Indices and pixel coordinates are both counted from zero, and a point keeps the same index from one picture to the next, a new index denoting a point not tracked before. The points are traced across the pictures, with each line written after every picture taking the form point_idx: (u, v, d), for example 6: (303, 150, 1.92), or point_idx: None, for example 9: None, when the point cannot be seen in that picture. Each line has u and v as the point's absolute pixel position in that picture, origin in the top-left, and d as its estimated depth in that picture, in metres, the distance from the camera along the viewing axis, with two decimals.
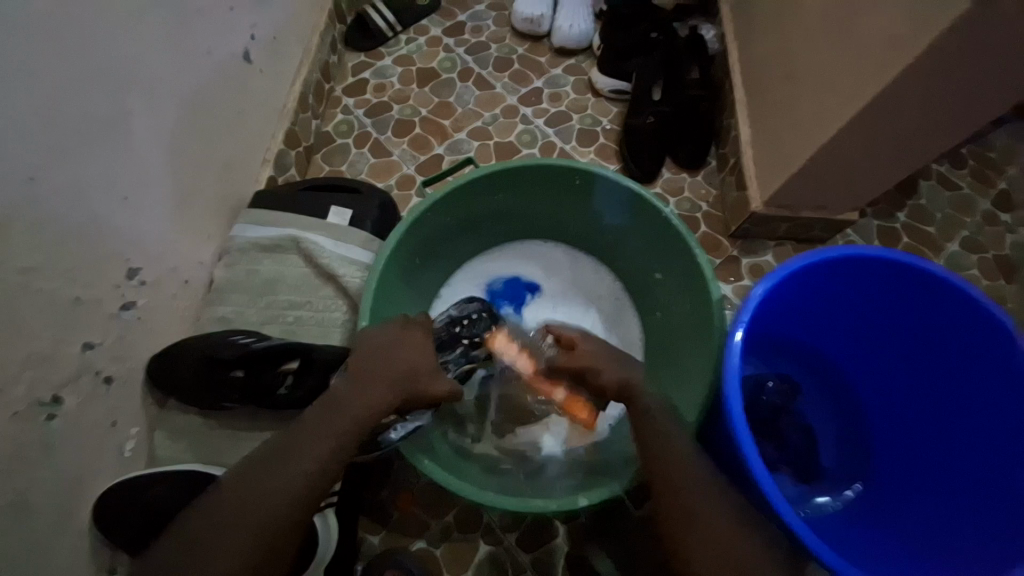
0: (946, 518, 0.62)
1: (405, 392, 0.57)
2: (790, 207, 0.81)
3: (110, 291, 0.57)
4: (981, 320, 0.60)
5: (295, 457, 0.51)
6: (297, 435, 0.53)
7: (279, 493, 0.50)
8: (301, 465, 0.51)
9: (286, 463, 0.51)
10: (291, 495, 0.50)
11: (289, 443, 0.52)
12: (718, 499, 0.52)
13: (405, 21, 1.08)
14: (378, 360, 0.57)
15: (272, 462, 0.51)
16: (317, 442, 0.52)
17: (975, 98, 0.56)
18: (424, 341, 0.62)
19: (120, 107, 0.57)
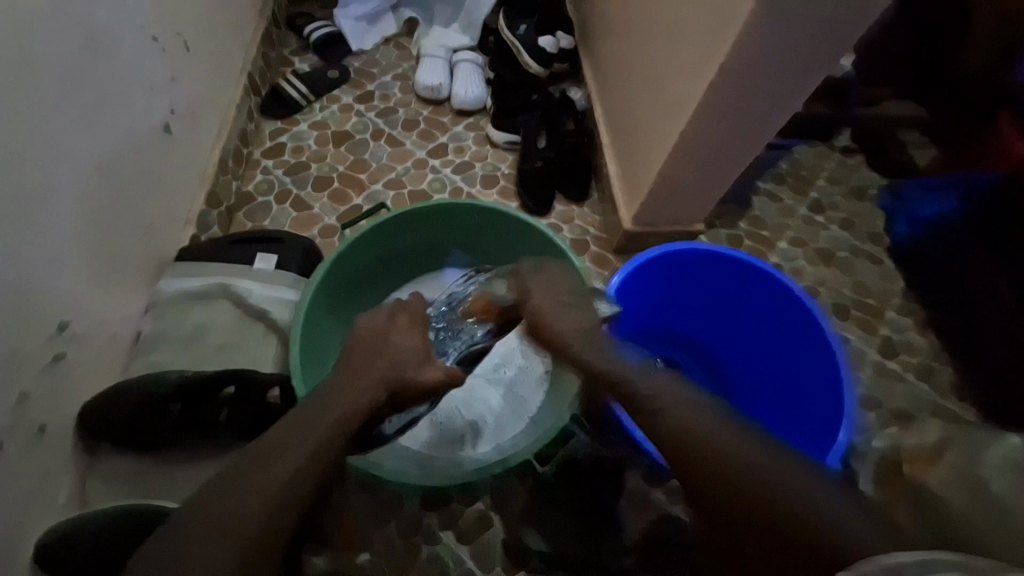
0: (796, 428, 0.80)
1: (380, 389, 0.63)
2: (653, 224, 1.06)
3: (43, 345, 0.64)
4: (772, 280, 0.80)
5: (294, 443, 0.55)
6: (290, 429, 0.57)
7: (284, 473, 0.53)
8: (303, 448, 0.55)
9: (289, 445, 0.55)
10: (291, 478, 0.53)
11: (283, 434, 0.56)
12: (699, 408, 0.55)
13: (318, 91, 1.22)
14: (362, 358, 0.64)
15: (270, 453, 0.55)
16: (313, 430, 0.57)
17: (765, 103, 0.76)
18: (374, 345, 0.68)
19: (51, 178, 0.65)
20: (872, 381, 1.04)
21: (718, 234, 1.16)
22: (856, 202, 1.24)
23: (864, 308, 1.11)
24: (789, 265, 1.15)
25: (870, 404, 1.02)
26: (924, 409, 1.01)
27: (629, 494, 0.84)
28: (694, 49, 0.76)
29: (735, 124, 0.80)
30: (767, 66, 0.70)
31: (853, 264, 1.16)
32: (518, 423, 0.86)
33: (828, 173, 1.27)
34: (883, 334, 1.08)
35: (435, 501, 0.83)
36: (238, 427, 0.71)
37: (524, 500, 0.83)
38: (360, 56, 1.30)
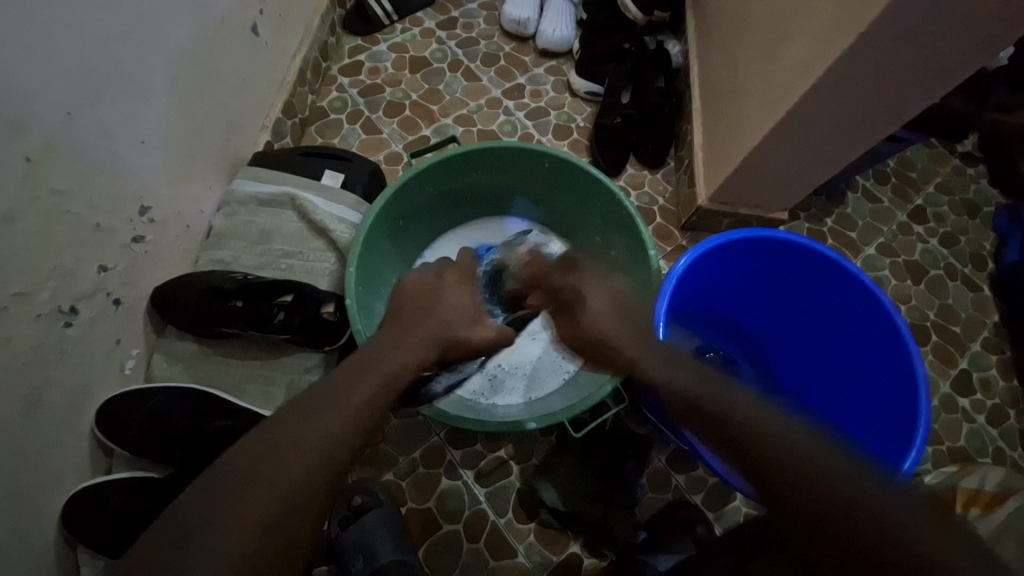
0: (859, 419, 0.77)
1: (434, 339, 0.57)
2: (730, 204, 0.98)
3: (125, 223, 0.67)
4: (838, 269, 0.75)
5: (301, 444, 0.45)
6: (335, 385, 0.50)
7: (322, 439, 0.46)
8: (345, 407, 0.48)
9: (296, 445, 0.45)
10: (303, 487, 0.44)
11: (284, 431, 0.46)
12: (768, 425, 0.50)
13: (402, 10, 1.17)
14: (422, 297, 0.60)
15: (312, 411, 0.48)
16: (355, 390, 0.50)
17: (900, 85, 0.67)
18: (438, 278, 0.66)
19: (145, 62, 0.66)
20: (936, 413, 0.95)
21: (800, 227, 1.07)
22: (964, 217, 1.10)
23: (945, 334, 1.01)
24: (871, 272, 1.05)
25: (928, 437, 0.93)
26: (985, 453, 0.93)
27: (651, 471, 0.85)
28: (829, 12, 0.66)
29: (856, 106, 0.71)
30: (916, 41, 0.60)
31: (945, 284, 1.05)
32: (556, 379, 0.87)
33: (939, 180, 1.13)
34: (960, 367, 0.99)
35: (462, 440, 0.85)
36: (292, 329, 0.75)
37: (545, 454, 0.84)
38: None
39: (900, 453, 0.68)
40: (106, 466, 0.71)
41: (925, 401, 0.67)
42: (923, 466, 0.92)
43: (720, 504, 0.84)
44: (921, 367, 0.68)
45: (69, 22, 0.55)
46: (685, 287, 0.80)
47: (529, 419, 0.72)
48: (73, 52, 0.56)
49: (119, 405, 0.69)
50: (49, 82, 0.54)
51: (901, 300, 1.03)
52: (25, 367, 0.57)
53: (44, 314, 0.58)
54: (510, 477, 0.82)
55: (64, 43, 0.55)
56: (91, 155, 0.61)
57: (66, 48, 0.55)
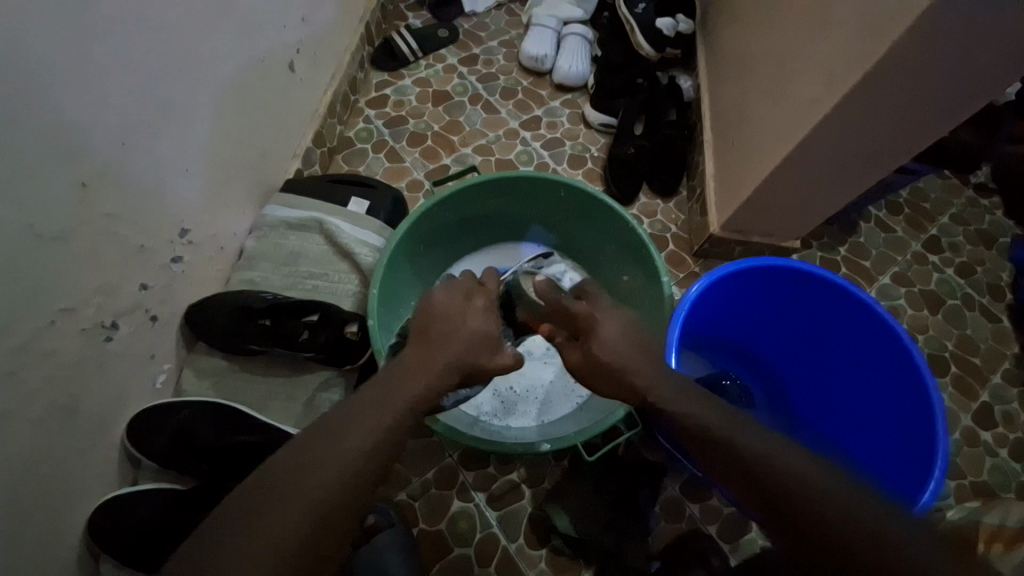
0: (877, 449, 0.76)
1: None
2: (742, 232, 1.00)
3: (165, 245, 0.72)
4: (851, 298, 0.76)
5: (326, 462, 0.46)
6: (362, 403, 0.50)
7: (348, 459, 0.46)
8: (370, 426, 0.48)
9: (321, 470, 0.45)
10: (328, 511, 0.44)
11: (309, 452, 0.46)
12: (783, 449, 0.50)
13: (426, 48, 1.24)
14: None
15: (338, 430, 0.48)
16: (380, 411, 0.50)
17: (906, 120, 0.69)
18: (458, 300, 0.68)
19: (192, 97, 0.71)
20: (958, 446, 0.93)
21: (813, 255, 1.08)
22: (980, 248, 1.10)
23: (965, 365, 1.00)
24: (886, 302, 1.05)
25: (950, 471, 0.91)
26: (1011, 490, 0.90)
27: (665, 499, 0.84)
28: (834, 52, 0.69)
29: (864, 139, 0.73)
30: (920, 79, 0.63)
31: (962, 314, 1.04)
32: (569, 403, 0.88)
33: (953, 211, 1.13)
34: (982, 399, 0.97)
35: (475, 462, 0.86)
36: (316, 348, 0.78)
37: (558, 478, 0.84)
38: (471, 18, 1.31)
39: (920, 486, 0.67)
40: (132, 477, 0.74)
41: (942, 433, 0.66)
42: (946, 501, 0.89)
43: (735, 536, 0.83)
44: (938, 397, 0.68)
45: (125, 63, 0.60)
46: (698, 313, 0.81)
47: (543, 442, 0.73)
48: (127, 88, 0.61)
49: (149, 417, 0.72)
50: (106, 115, 0.60)
51: (918, 330, 1.02)
52: (67, 378, 0.60)
53: (88, 328, 0.62)
54: (523, 501, 0.83)
55: (120, 81, 0.60)
56: (139, 181, 0.66)
57: (121, 85, 0.61)
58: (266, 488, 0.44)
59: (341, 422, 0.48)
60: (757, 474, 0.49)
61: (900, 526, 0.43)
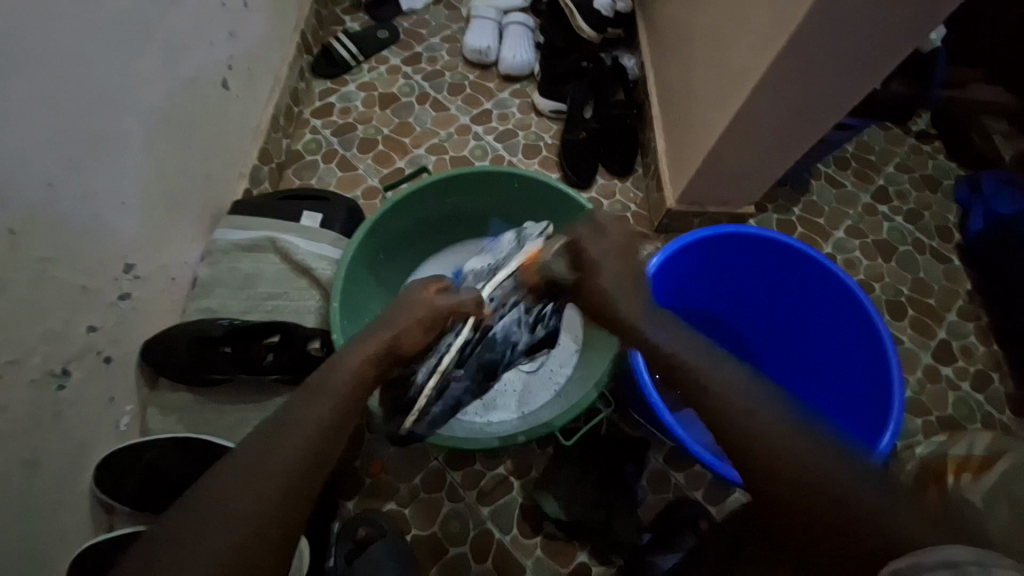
0: (841, 399, 0.79)
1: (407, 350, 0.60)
2: (699, 204, 1.02)
3: (110, 282, 0.69)
4: (801, 255, 0.78)
5: (270, 459, 0.46)
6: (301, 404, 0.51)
7: (291, 455, 0.47)
8: (309, 426, 0.49)
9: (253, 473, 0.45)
10: (280, 502, 0.45)
11: (253, 453, 0.47)
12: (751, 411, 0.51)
13: (367, 51, 1.22)
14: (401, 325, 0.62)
15: (278, 431, 0.49)
16: (316, 408, 0.51)
17: (837, 77, 0.71)
18: (416, 302, 0.67)
19: (119, 127, 0.69)
20: (921, 385, 0.97)
21: (769, 218, 1.10)
22: (926, 192, 1.14)
23: (922, 307, 1.04)
24: (843, 255, 1.08)
25: (916, 410, 0.95)
26: (975, 420, 0.95)
27: (650, 474, 0.86)
28: (763, 18, 0.70)
29: (799, 100, 0.75)
30: (845, 36, 0.65)
31: (915, 258, 1.08)
32: (547, 391, 0.89)
33: (897, 160, 1.17)
34: (940, 337, 1.01)
35: (460, 461, 0.86)
36: (282, 369, 0.76)
37: (545, 466, 0.85)
38: (410, 16, 1.29)
39: (881, 428, 0.70)
40: (108, 523, 0.72)
41: (897, 376, 0.69)
42: (915, 438, 0.93)
43: (719, 498, 0.85)
44: (890, 341, 0.71)
45: (39, 99, 0.57)
46: (659, 288, 0.82)
47: (521, 432, 0.74)
48: (46, 124, 0.59)
49: (115, 461, 0.70)
50: (28, 157, 0.57)
51: (875, 279, 1.06)
52: (23, 432, 0.58)
53: (37, 378, 0.60)
54: (510, 493, 0.83)
55: (38, 119, 0.58)
56: (72, 221, 0.63)
57: (39, 122, 0.58)
58: (203, 498, 0.44)
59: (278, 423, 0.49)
60: (720, 426, 0.50)
61: (860, 471, 0.44)
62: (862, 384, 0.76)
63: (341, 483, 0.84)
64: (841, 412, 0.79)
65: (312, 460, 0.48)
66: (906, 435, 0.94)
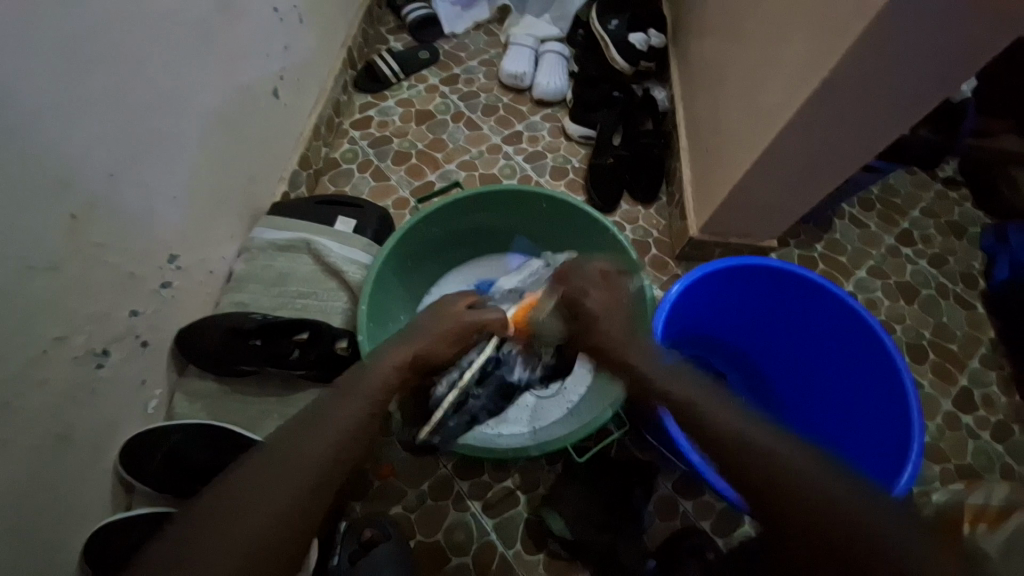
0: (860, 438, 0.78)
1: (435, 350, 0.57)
2: (721, 235, 1.03)
3: (154, 270, 0.73)
4: (822, 291, 0.79)
5: (298, 459, 0.48)
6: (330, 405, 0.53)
7: (315, 456, 0.48)
8: (338, 427, 0.51)
9: (285, 470, 0.47)
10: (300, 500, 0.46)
11: (282, 451, 0.49)
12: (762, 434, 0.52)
13: (408, 69, 1.28)
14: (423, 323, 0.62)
15: (305, 429, 0.50)
16: (345, 410, 0.53)
17: (866, 121, 0.72)
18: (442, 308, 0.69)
19: (177, 126, 0.73)
20: (942, 433, 0.95)
21: (791, 254, 1.11)
22: (952, 239, 1.14)
23: (943, 352, 1.02)
24: (865, 295, 1.07)
25: (935, 456, 0.93)
26: (998, 473, 0.92)
27: (658, 501, 0.85)
28: (795, 61, 0.73)
29: (827, 141, 0.76)
30: (875, 83, 0.67)
31: (937, 302, 1.07)
32: (560, 409, 0.89)
33: (924, 205, 1.17)
34: (963, 385, 0.99)
35: (470, 472, 0.87)
36: (307, 365, 0.79)
37: (553, 484, 0.85)
38: (451, 39, 1.35)
39: (898, 471, 0.69)
40: (127, 503, 0.74)
41: (917, 420, 0.68)
42: (932, 485, 0.91)
43: (728, 530, 0.84)
44: (911, 383, 0.70)
45: (110, 97, 0.62)
46: (678, 315, 0.83)
47: (535, 446, 0.74)
48: (114, 121, 0.63)
49: (139, 443, 0.72)
50: (94, 150, 0.61)
51: (896, 320, 1.05)
52: (59, 406, 0.61)
53: (79, 356, 0.63)
54: (517, 508, 0.83)
55: (106, 114, 0.62)
56: (126, 211, 0.67)
57: (107, 118, 0.62)
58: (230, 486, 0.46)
59: (311, 418, 0.52)
60: (739, 451, 0.50)
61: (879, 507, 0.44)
62: (881, 424, 0.75)
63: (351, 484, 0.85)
64: (862, 452, 0.78)
65: (332, 457, 0.49)
66: (923, 481, 0.91)
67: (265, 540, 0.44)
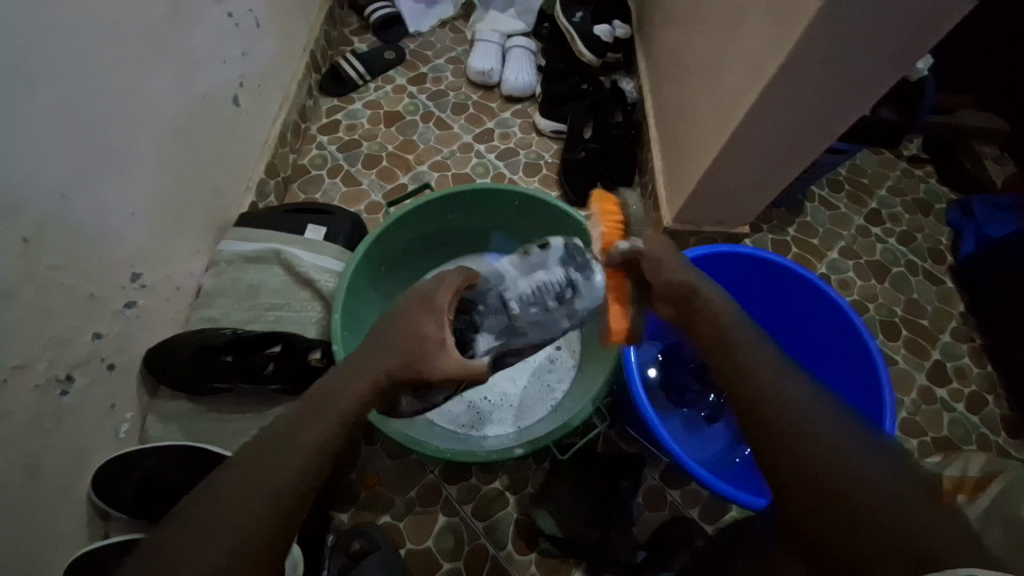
0: None
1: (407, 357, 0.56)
2: (694, 223, 1.04)
3: (117, 291, 0.71)
4: (797, 277, 0.81)
5: (264, 479, 0.46)
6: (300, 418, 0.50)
7: (283, 476, 0.46)
8: (307, 442, 0.48)
9: (258, 480, 0.46)
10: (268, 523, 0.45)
11: (249, 470, 0.46)
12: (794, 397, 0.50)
13: (374, 71, 1.25)
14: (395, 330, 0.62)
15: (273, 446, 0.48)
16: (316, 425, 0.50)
17: (827, 104, 0.74)
18: None
19: (132, 140, 0.71)
20: (916, 405, 0.98)
21: (764, 238, 1.12)
22: (918, 215, 1.16)
23: (915, 328, 1.05)
24: (837, 275, 1.10)
25: (911, 430, 0.96)
26: (970, 440, 0.95)
27: (645, 491, 0.86)
28: (755, 48, 0.73)
29: (791, 125, 0.77)
30: (833, 67, 0.68)
31: (908, 279, 1.10)
32: (543, 406, 0.89)
33: (890, 184, 1.20)
34: (934, 357, 1.02)
35: (456, 475, 0.86)
36: (282, 380, 0.77)
37: (540, 481, 0.85)
38: (416, 38, 1.33)
39: None
40: (104, 531, 0.72)
41: (890, 400, 0.70)
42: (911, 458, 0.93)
43: (715, 516, 0.85)
44: (883, 364, 0.73)
45: (57, 112, 0.60)
46: None
47: (518, 446, 0.74)
48: (63, 136, 0.61)
49: (112, 469, 0.70)
50: (43, 169, 0.59)
51: (869, 299, 1.07)
52: (23, 437, 0.59)
53: (41, 384, 0.61)
54: (505, 509, 0.83)
55: (54, 130, 0.60)
56: (83, 230, 0.65)
57: (55, 134, 0.60)
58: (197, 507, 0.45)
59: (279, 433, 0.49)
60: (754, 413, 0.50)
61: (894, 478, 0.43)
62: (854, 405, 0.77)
63: (337, 495, 0.84)
64: None
65: (301, 476, 0.47)
66: None
67: (240, 553, 0.43)
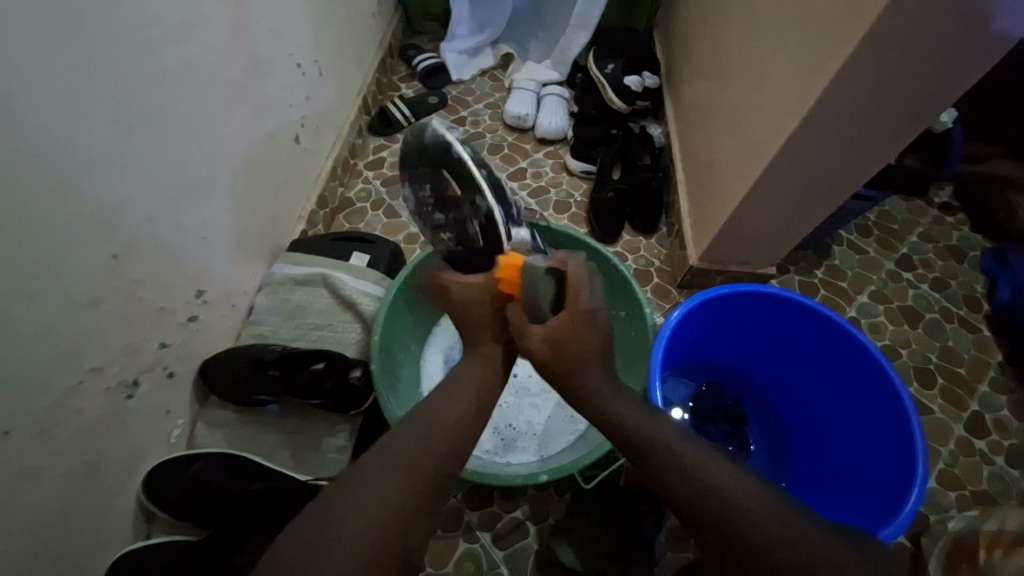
0: (861, 463, 0.79)
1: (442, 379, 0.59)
2: (721, 263, 1.07)
3: (182, 305, 0.78)
4: (819, 317, 0.82)
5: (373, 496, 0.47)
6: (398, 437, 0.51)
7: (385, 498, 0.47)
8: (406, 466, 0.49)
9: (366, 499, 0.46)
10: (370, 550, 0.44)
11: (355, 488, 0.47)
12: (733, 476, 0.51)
13: (418, 113, 1.36)
14: None
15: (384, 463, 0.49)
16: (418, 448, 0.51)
17: (849, 154, 0.77)
18: None
19: (209, 172, 0.80)
20: (954, 457, 0.94)
21: (791, 280, 1.13)
22: (952, 262, 1.15)
23: (951, 376, 1.03)
24: (867, 319, 1.09)
25: (949, 483, 0.92)
26: (1013, 497, 0.91)
27: (667, 530, 0.85)
28: (778, 100, 0.78)
29: (815, 172, 0.81)
30: (854, 119, 0.71)
31: (942, 327, 1.08)
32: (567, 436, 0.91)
33: (920, 230, 1.20)
34: (972, 409, 0.99)
35: (480, 501, 0.88)
36: (324, 395, 0.83)
37: (561, 513, 0.86)
38: (458, 85, 1.44)
39: (900, 495, 0.69)
40: (147, 532, 0.77)
41: (919, 444, 0.69)
42: (949, 514, 0.90)
43: None
44: (912, 407, 0.72)
45: (152, 148, 0.69)
46: (679, 342, 0.86)
47: (543, 472, 0.76)
48: (154, 169, 0.69)
49: (163, 472, 0.75)
50: (135, 197, 0.67)
51: (901, 344, 1.06)
52: (92, 435, 0.65)
53: (111, 386, 0.67)
54: (526, 538, 0.84)
55: (148, 163, 0.68)
56: (162, 250, 0.73)
57: (148, 166, 0.69)
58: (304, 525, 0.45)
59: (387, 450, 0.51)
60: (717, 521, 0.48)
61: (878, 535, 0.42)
62: (881, 449, 0.76)
63: None
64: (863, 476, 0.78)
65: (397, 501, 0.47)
66: (938, 509, 0.90)
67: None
